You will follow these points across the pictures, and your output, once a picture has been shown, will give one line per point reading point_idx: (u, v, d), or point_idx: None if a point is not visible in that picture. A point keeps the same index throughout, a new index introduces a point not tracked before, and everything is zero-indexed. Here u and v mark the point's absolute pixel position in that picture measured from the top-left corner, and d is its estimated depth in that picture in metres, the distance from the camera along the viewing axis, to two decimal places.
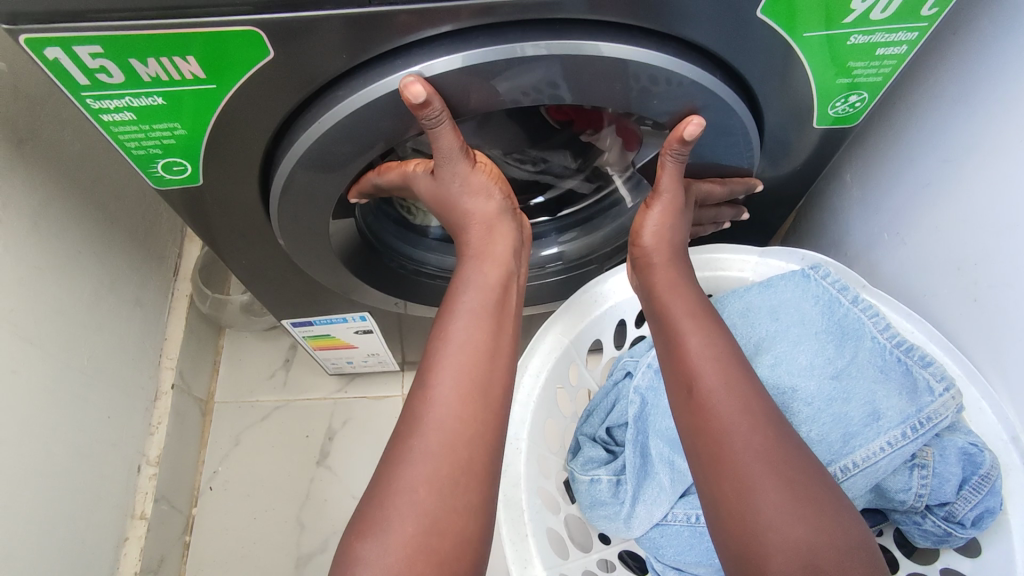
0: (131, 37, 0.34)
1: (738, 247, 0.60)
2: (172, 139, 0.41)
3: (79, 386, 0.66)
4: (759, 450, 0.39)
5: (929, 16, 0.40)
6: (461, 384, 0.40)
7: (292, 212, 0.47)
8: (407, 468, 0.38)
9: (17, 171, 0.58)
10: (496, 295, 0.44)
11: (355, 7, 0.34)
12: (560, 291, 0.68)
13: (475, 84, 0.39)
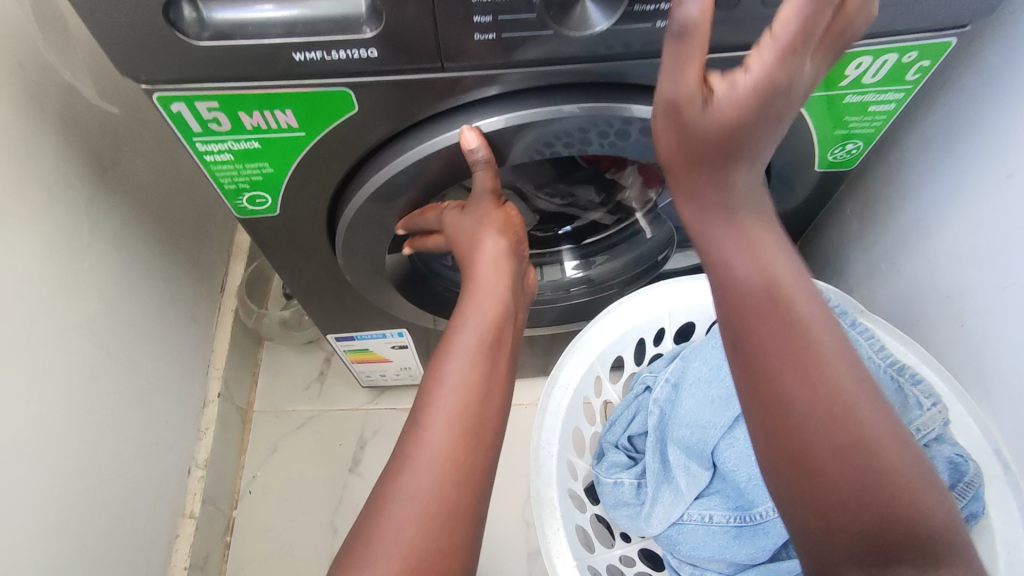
0: (242, 95, 0.41)
1: None
2: (260, 177, 0.48)
3: (142, 392, 0.73)
4: (820, 420, 0.35)
5: (914, 80, 0.46)
6: (454, 431, 0.41)
7: (354, 240, 0.53)
8: (394, 505, 0.38)
9: (101, 198, 0.65)
10: (492, 335, 0.46)
11: (428, 73, 0.41)
12: (584, 311, 0.75)
13: (516, 134, 0.45)
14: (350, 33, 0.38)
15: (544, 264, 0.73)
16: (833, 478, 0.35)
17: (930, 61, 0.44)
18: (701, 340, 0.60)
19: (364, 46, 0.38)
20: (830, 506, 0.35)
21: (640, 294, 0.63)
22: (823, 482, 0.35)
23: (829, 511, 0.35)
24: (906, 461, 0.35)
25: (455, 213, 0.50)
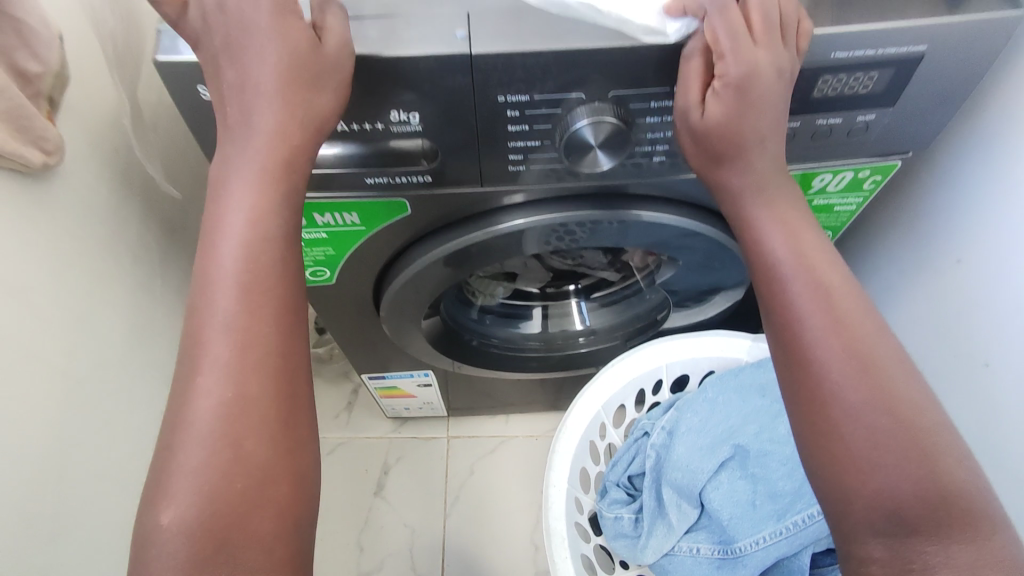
0: (318, 202, 0.50)
1: (735, 333, 0.72)
2: (323, 257, 0.57)
3: None
4: (853, 387, 0.37)
5: (870, 188, 0.54)
6: (230, 375, 0.34)
7: (398, 306, 0.62)
8: (185, 453, 0.33)
9: (171, 255, 0.74)
10: (260, 280, 0.35)
11: (470, 189, 0.48)
12: (592, 358, 0.83)
13: (539, 227, 0.53)
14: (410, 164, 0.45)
15: (555, 314, 0.81)
16: (864, 442, 0.36)
17: (882, 176, 0.52)
18: (693, 393, 0.68)
19: (419, 173, 0.46)
20: (859, 463, 0.36)
21: (640, 352, 0.72)
22: (859, 450, 0.36)
23: (865, 472, 0.36)
24: (950, 462, 0.35)
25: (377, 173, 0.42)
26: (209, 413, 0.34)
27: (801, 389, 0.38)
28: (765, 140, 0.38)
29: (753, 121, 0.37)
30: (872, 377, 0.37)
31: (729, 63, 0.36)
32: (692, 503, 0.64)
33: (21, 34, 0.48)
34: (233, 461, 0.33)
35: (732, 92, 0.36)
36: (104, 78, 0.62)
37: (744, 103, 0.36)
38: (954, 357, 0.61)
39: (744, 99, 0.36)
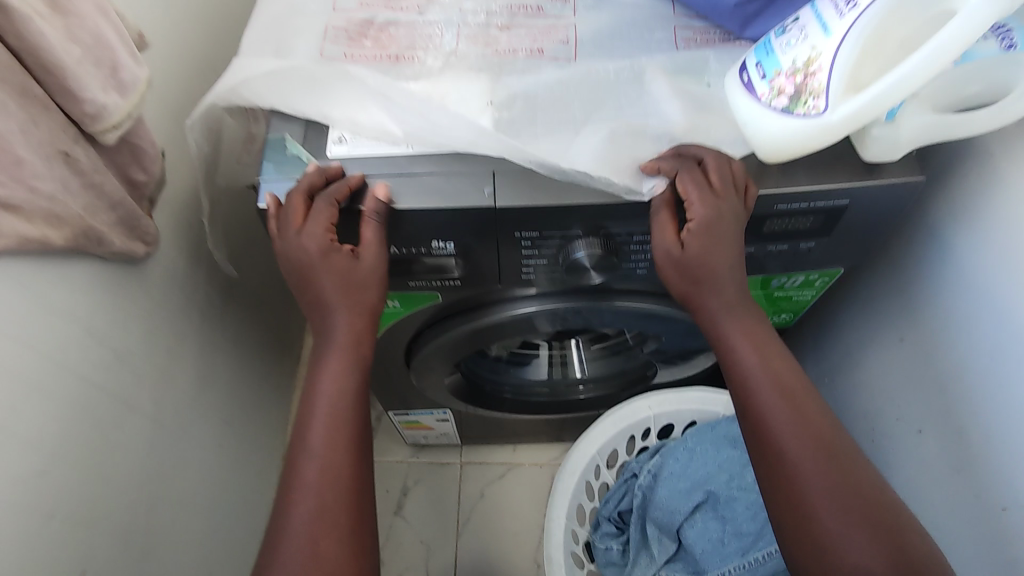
0: None
1: (714, 390, 0.83)
2: None
3: (248, 451, 0.93)
4: (818, 467, 0.46)
5: (821, 284, 0.65)
6: (321, 472, 0.47)
7: (424, 364, 0.74)
8: (286, 535, 0.46)
9: (230, 307, 0.86)
10: (344, 397, 0.50)
11: (489, 288, 0.59)
12: (590, 401, 0.95)
13: (544, 312, 0.64)
14: (443, 272, 0.56)
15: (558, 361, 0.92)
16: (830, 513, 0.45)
17: (829, 277, 0.63)
18: (674, 442, 0.80)
19: (450, 279, 0.57)
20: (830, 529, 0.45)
21: (630, 404, 0.82)
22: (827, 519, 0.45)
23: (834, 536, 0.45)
24: (905, 534, 0.45)
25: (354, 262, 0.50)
26: (300, 507, 0.46)
27: (774, 474, 0.47)
28: (731, 270, 0.49)
29: (716, 250, 0.48)
30: (830, 459, 0.46)
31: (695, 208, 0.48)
32: (671, 538, 0.76)
33: (135, 151, 0.60)
34: (308, 537, 0.45)
35: (698, 229, 0.48)
36: (185, 168, 0.74)
37: (709, 236, 0.48)
38: (896, 421, 0.72)
39: (708, 233, 0.48)
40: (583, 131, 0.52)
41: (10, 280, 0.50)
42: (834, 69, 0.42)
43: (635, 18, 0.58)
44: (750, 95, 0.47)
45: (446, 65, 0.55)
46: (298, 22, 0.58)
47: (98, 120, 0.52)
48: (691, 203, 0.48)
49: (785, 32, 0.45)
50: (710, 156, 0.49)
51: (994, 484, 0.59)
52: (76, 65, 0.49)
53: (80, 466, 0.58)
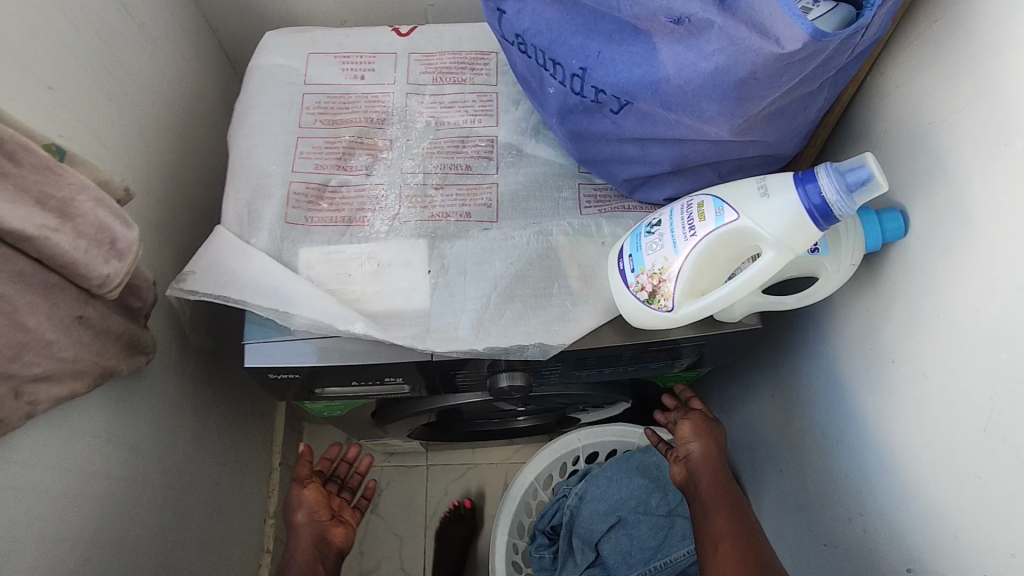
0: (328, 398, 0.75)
1: (630, 427, 0.99)
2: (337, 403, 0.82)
3: (239, 479, 1.09)
4: (751, 544, 0.67)
5: (700, 368, 0.79)
6: None
7: (386, 413, 0.89)
8: None
9: (214, 366, 0.99)
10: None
11: (430, 388, 0.72)
12: (533, 431, 1.12)
13: (479, 396, 0.79)
14: (402, 387, 0.70)
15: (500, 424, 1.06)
16: None
17: (723, 357, 0.75)
18: (599, 469, 0.98)
19: (402, 388, 0.71)
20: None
21: (566, 438, 0.99)
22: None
23: None
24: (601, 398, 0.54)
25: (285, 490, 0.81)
26: None
27: None
28: None
29: (719, 471, 0.76)
30: (743, 532, 0.69)
31: (304, 512, 0.81)
32: (592, 548, 0.95)
33: (130, 288, 0.71)
34: None
35: (710, 443, 0.78)
36: (169, 268, 0.84)
37: (697, 475, 0.77)
38: (763, 463, 0.91)
39: (706, 451, 0.77)
40: (502, 292, 0.64)
41: (44, 424, 0.62)
42: (678, 280, 0.56)
43: (545, 176, 0.71)
44: (623, 281, 0.61)
45: (391, 229, 0.68)
46: (264, 182, 0.69)
47: (103, 286, 0.62)
48: (681, 425, 0.80)
49: (649, 234, 0.59)
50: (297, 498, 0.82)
51: (816, 532, 0.78)
52: (82, 254, 0.59)
53: (110, 550, 0.73)
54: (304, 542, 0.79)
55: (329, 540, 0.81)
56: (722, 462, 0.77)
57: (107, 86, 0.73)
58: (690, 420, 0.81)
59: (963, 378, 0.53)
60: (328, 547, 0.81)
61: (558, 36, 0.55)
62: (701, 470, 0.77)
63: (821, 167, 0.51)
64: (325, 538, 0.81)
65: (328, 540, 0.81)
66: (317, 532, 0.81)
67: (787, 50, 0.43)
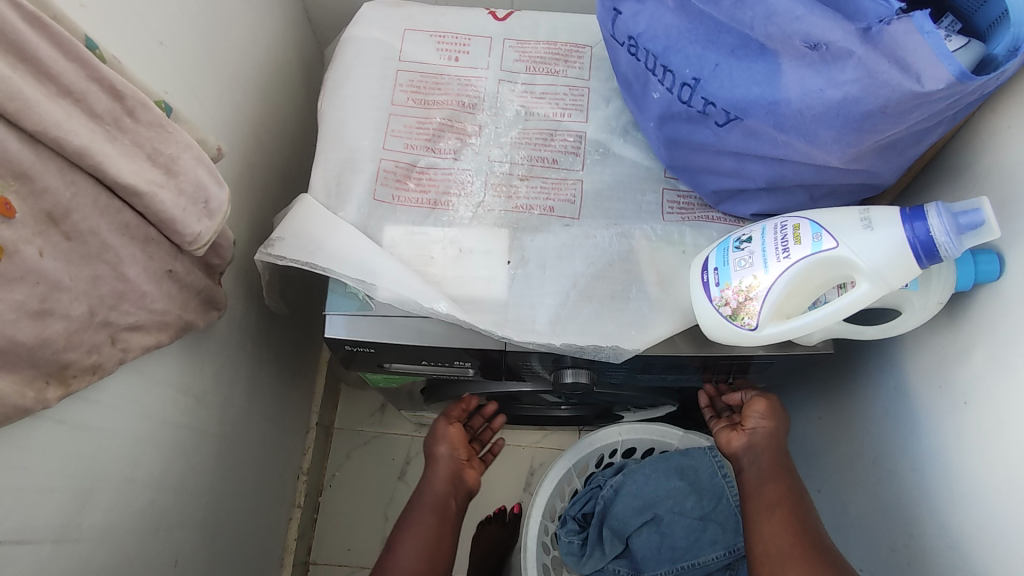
0: (388, 373, 0.77)
1: (670, 428, 1.00)
2: (391, 378, 0.83)
3: (282, 435, 1.12)
4: (808, 526, 0.62)
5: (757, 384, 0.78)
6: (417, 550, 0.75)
7: (436, 392, 0.90)
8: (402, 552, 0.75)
9: (272, 325, 1.01)
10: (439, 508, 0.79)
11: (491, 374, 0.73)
12: (571, 421, 1.13)
13: (536, 386, 0.81)
14: (467, 370, 0.71)
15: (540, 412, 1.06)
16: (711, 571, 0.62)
17: (784, 374, 0.73)
18: (637, 465, 0.99)
19: (466, 371, 0.72)
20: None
21: (605, 431, 0.99)
22: (774, 557, 0.61)
23: None
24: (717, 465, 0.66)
25: (442, 435, 0.85)
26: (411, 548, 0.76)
27: None
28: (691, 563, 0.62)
29: (780, 452, 0.69)
30: (801, 512, 0.63)
31: (447, 445, 0.84)
32: (621, 541, 0.98)
33: (213, 246, 0.71)
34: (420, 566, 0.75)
35: (778, 423, 0.71)
36: (243, 227, 0.85)
37: (755, 451, 0.70)
38: (804, 480, 0.91)
39: (775, 433, 0.70)
40: (580, 290, 0.65)
41: (129, 370, 0.64)
42: (766, 299, 0.56)
43: (631, 177, 0.71)
44: (705, 293, 0.61)
45: (475, 215, 0.69)
46: (353, 156, 0.70)
47: (194, 243, 0.63)
48: (756, 400, 0.71)
49: (738, 251, 0.59)
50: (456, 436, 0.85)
51: (854, 556, 0.78)
52: (181, 211, 0.60)
53: (172, 494, 0.75)
54: (440, 478, 0.82)
55: (463, 477, 0.83)
56: (784, 444, 0.70)
57: (207, 44, 0.73)
58: (762, 395, 0.72)
59: None
60: (461, 485, 0.83)
61: (675, 43, 0.54)
62: (760, 447, 0.70)
63: (931, 206, 0.50)
64: (459, 476, 0.83)
65: (462, 478, 0.84)
66: (454, 468, 0.83)
67: (927, 89, 0.43)
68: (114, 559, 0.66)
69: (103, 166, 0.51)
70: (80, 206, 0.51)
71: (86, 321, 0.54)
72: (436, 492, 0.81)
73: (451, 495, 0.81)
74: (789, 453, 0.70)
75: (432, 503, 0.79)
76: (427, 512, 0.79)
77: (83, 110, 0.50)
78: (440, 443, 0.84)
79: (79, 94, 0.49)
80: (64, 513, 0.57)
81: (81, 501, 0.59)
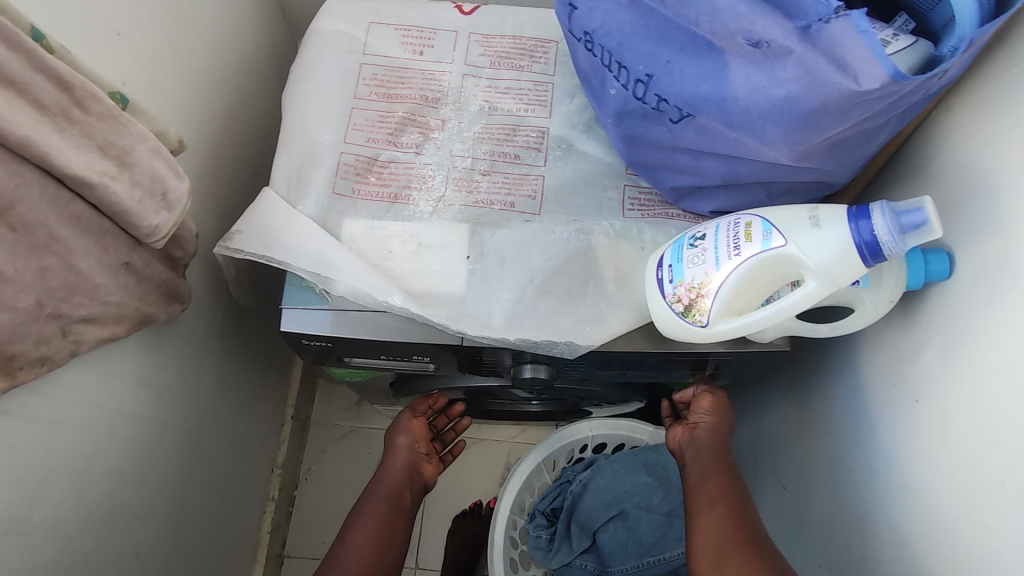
0: (352, 368, 0.77)
1: (639, 424, 1.00)
2: (358, 373, 0.83)
3: (254, 429, 1.12)
4: (744, 519, 0.64)
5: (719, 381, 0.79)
6: (368, 537, 0.76)
7: (404, 386, 0.91)
8: (352, 540, 0.75)
9: (242, 318, 1.01)
10: (391, 497, 0.80)
11: (453, 369, 0.74)
12: (543, 417, 1.13)
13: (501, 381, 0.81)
14: (428, 365, 0.71)
15: (511, 407, 1.06)
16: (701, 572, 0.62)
17: (744, 372, 0.74)
18: (606, 461, 1.00)
19: (427, 366, 0.72)
20: (714, 568, 0.61)
21: (576, 427, 1.00)
22: (711, 551, 0.62)
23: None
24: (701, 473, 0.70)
25: (401, 424, 0.86)
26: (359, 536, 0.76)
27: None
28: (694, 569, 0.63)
29: (721, 448, 0.71)
30: (738, 504, 0.65)
31: (407, 438, 0.85)
32: (588, 536, 0.99)
33: (174, 239, 0.71)
34: (366, 553, 0.75)
35: (721, 419, 0.73)
36: (210, 219, 0.85)
37: (698, 448, 0.72)
38: (769, 476, 0.92)
39: (716, 428, 0.72)
40: (537, 286, 0.65)
41: (84, 362, 0.64)
42: (717, 296, 0.56)
43: (593, 173, 0.71)
44: (660, 290, 0.61)
45: (435, 210, 0.69)
46: (315, 150, 0.70)
47: (152, 236, 0.62)
48: (700, 395, 0.74)
49: (692, 248, 0.59)
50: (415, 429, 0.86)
51: (812, 551, 0.79)
52: (136, 203, 0.59)
53: (131, 487, 0.75)
54: (397, 468, 0.83)
55: (419, 471, 0.85)
56: (728, 442, 0.73)
57: (170, 35, 0.73)
58: (708, 390, 0.74)
59: (987, 430, 0.54)
60: (417, 478, 0.84)
61: (628, 40, 0.54)
62: (704, 444, 0.72)
63: (876, 205, 0.50)
64: (416, 468, 0.85)
65: (419, 471, 0.85)
66: (411, 459, 0.84)
67: (864, 88, 0.43)
68: (69, 551, 0.66)
69: (48, 157, 0.51)
70: (25, 197, 0.51)
71: (33, 314, 0.54)
72: (391, 482, 0.82)
73: (406, 486, 0.82)
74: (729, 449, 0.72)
75: (386, 493, 0.80)
76: (379, 501, 0.79)
77: (28, 101, 0.49)
78: (400, 433, 0.86)
79: (22, 84, 0.49)
80: (13, 505, 0.57)
81: (31, 493, 0.59)
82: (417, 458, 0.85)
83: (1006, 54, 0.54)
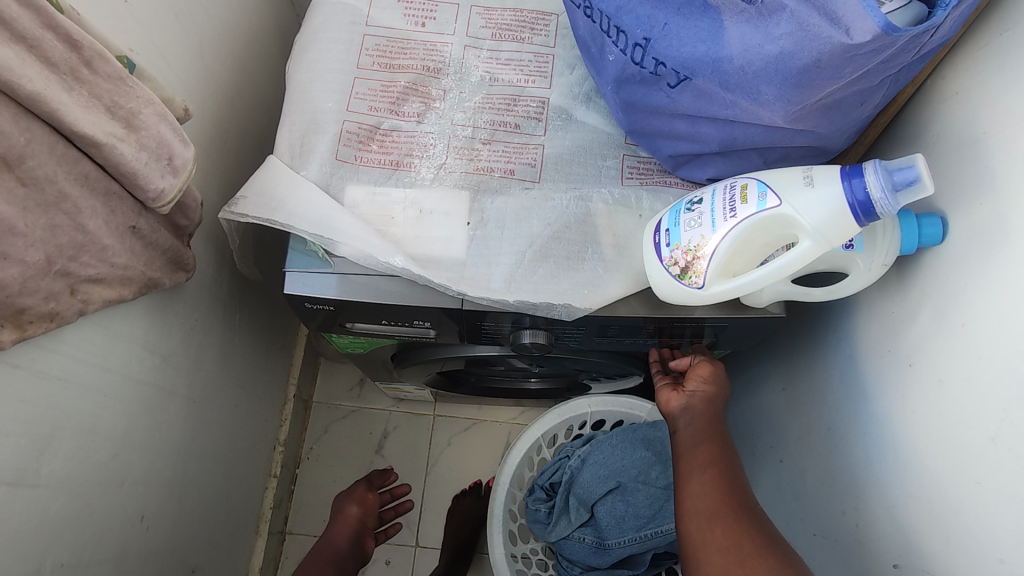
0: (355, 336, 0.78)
1: (638, 400, 1.01)
2: (361, 342, 0.84)
3: (257, 404, 1.13)
4: (737, 486, 0.65)
5: (717, 351, 0.80)
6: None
7: (405, 358, 0.92)
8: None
9: (246, 292, 1.02)
10: (340, 547, 0.97)
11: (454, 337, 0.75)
12: (543, 394, 1.14)
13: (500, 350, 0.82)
14: (429, 332, 0.73)
15: (511, 383, 1.08)
16: (692, 535, 0.63)
17: (741, 341, 0.75)
18: (605, 436, 1.01)
19: (427, 333, 0.73)
20: (704, 531, 0.62)
21: (575, 402, 1.01)
22: (704, 516, 0.63)
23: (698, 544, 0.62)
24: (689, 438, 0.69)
25: (344, 517, 1.01)
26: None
27: (690, 553, 0.63)
28: (687, 532, 0.63)
29: (715, 414, 0.71)
30: (731, 472, 0.66)
31: (356, 507, 1.02)
32: (587, 510, 0.99)
33: (179, 206, 0.72)
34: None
35: (717, 388, 0.72)
36: (214, 191, 0.86)
37: (692, 413, 0.71)
38: (765, 450, 0.93)
39: (713, 396, 0.71)
40: (537, 251, 0.66)
41: (90, 323, 0.65)
42: (712, 258, 0.57)
43: (592, 143, 0.72)
44: (657, 254, 0.62)
45: (436, 177, 0.70)
46: (318, 118, 0.71)
47: (158, 200, 0.64)
48: (701, 364, 0.73)
49: (689, 212, 0.60)
50: (356, 507, 1.02)
51: (806, 520, 0.80)
52: (142, 166, 0.60)
53: (135, 452, 0.76)
54: (339, 544, 0.97)
55: (363, 534, 1.01)
56: (719, 409, 0.72)
57: (176, 4, 0.74)
58: (707, 362, 0.74)
59: (975, 388, 0.55)
60: (359, 545, 1.00)
61: (626, 4, 0.55)
62: (697, 410, 0.71)
63: (869, 163, 0.51)
64: (360, 535, 1.01)
65: (363, 538, 1.01)
66: (356, 528, 1.00)
67: (856, 41, 0.44)
68: (76, 508, 0.67)
69: (58, 114, 0.52)
70: (36, 153, 0.52)
71: (42, 269, 0.55)
72: (337, 547, 0.97)
73: (350, 551, 0.98)
74: (722, 417, 0.72)
75: (330, 557, 0.95)
76: (325, 561, 0.94)
77: (38, 57, 0.51)
78: (348, 507, 1.02)
79: (33, 40, 0.50)
80: (21, 458, 0.58)
81: (39, 448, 0.61)
82: (364, 503, 1.04)
83: (1002, 18, 0.54)
